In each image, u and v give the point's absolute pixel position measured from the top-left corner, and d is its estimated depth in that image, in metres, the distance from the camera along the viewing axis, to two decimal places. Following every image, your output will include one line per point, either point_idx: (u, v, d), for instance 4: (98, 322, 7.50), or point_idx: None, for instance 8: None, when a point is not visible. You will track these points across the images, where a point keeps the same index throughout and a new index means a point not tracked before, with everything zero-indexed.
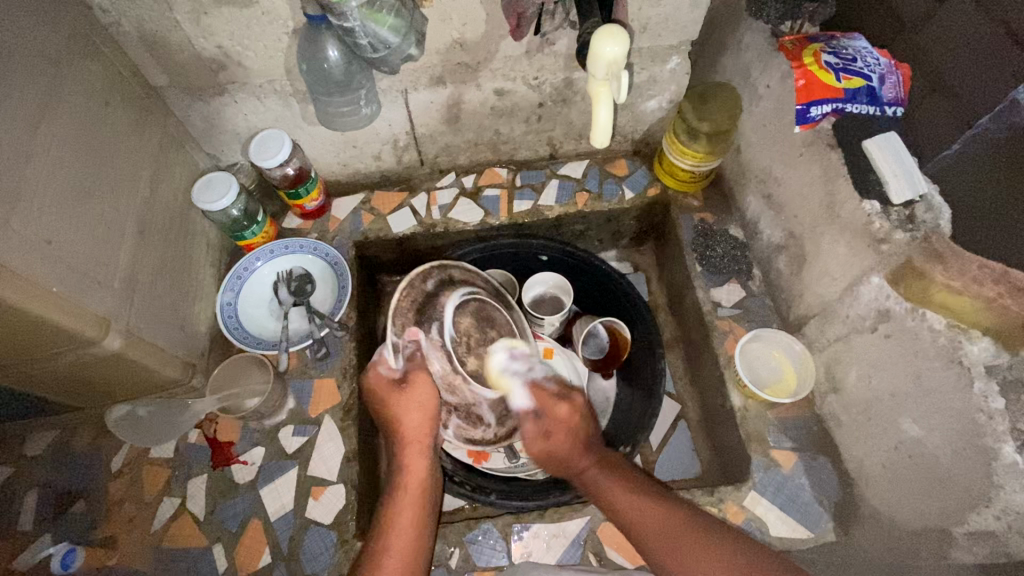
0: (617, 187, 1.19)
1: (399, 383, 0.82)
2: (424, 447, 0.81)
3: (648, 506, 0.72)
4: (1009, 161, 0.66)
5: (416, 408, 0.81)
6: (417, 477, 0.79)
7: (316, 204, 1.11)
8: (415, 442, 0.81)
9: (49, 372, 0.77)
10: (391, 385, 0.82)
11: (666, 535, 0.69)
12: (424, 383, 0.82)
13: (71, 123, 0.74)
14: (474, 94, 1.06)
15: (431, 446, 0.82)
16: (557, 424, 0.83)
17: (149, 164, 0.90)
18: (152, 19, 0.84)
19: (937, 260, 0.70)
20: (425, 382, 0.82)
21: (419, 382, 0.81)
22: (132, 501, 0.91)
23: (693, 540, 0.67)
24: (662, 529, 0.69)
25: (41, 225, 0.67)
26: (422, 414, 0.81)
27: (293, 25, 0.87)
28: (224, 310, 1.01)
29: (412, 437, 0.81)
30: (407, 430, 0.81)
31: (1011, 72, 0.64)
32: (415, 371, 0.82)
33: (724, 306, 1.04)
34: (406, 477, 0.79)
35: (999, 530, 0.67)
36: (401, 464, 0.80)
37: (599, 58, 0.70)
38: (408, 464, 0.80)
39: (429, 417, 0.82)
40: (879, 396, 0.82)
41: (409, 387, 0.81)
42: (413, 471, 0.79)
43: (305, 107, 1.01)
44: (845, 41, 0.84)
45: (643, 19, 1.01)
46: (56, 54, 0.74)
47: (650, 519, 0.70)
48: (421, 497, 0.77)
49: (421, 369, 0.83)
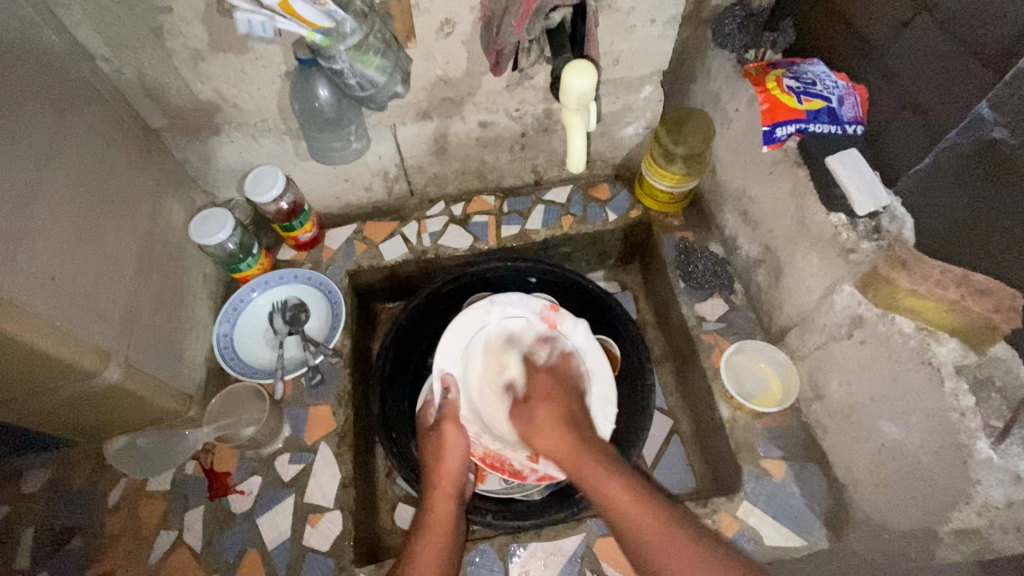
0: (600, 210, 1.23)
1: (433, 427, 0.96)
2: (452, 495, 0.90)
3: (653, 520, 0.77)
4: (974, 172, 0.69)
5: (449, 457, 0.91)
6: (442, 520, 0.87)
7: (309, 236, 1.14)
8: (445, 486, 0.90)
9: (51, 407, 0.79)
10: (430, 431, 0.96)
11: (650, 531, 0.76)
12: (452, 431, 0.93)
13: (74, 166, 0.78)
14: (459, 127, 1.11)
15: (456, 493, 0.91)
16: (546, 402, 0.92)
17: (149, 202, 0.94)
18: (153, 68, 0.90)
19: (900, 266, 0.76)
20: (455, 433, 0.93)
21: (449, 432, 0.93)
22: (129, 536, 0.91)
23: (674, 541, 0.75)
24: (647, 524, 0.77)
25: (46, 263, 0.69)
26: (454, 458, 0.91)
27: (286, 68, 0.93)
28: (220, 341, 1.03)
29: (442, 484, 0.90)
30: (440, 477, 0.91)
31: (969, 93, 0.70)
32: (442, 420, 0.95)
33: (709, 320, 1.07)
34: (433, 524, 0.86)
35: (982, 525, 0.70)
36: (430, 505, 0.89)
37: (569, 90, 0.75)
38: (436, 507, 0.89)
39: (461, 461, 0.91)
40: (859, 400, 0.84)
41: (439, 436, 0.93)
42: (438, 513, 0.88)
43: (298, 144, 1.06)
44: (805, 67, 0.92)
45: (615, 52, 1.06)
46: (62, 102, 0.78)
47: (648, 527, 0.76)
48: (443, 537, 0.85)
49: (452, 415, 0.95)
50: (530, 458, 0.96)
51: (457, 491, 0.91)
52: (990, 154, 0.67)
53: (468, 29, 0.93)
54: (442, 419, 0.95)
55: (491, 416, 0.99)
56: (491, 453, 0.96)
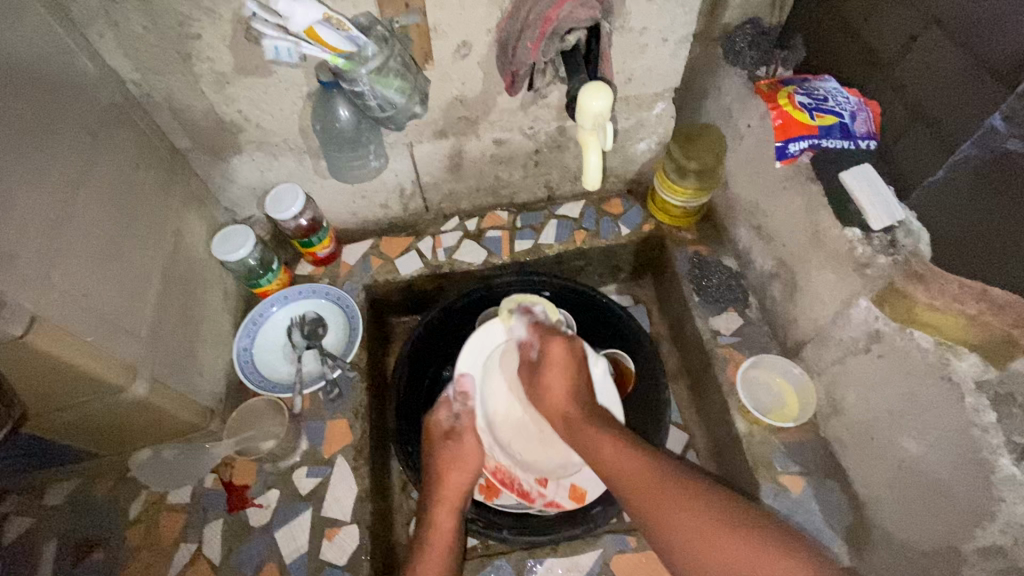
0: (613, 224, 1.25)
1: (450, 436, 0.98)
2: (456, 508, 0.91)
3: (633, 461, 0.75)
4: (995, 185, 0.68)
5: (457, 468, 0.94)
6: (444, 538, 0.88)
7: (327, 251, 1.17)
8: (449, 500, 0.91)
9: (78, 420, 0.80)
10: (444, 439, 0.97)
11: (651, 487, 0.72)
12: (470, 442, 0.97)
13: (107, 187, 0.81)
14: (474, 144, 1.13)
15: (459, 507, 0.92)
16: (555, 371, 0.92)
17: (174, 220, 0.96)
18: (181, 91, 0.93)
19: (917, 281, 0.75)
20: (471, 445, 0.97)
21: (467, 445, 0.96)
22: (149, 549, 0.92)
23: (680, 496, 0.69)
24: (648, 483, 0.72)
25: (79, 279, 0.72)
26: (461, 472, 0.94)
27: (308, 90, 0.96)
28: (240, 355, 1.04)
29: (446, 495, 0.92)
30: (448, 486, 0.92)
31: (979, 105, 0.71)
32: (461, 428, 0.98)
33: (724, 334, 1.07)
34: (434, 534, 0.88)
35: (1006, 543, 0.66)
36: (431, 520, 0.90)
37: (585, 111, 0.77)
38: (435, 521, 0.89)
39: (469, 477, 0.94)
40: (879, 416, 0.83)
41: (456, 448, 0.96)
42: (438, 526, 0.89)
43: (317, 162, 1.09)
44: (816, 83, 0.93)
45: (628, 71, 1.08)
46: (96, 125, 0.82)
47: (637, 469, 0.74)
48: (444, 551, 0.86)
49: (468, 426, 0.99)
50: (538, 480, 0.99)
51: (461, 505, 0.92)
52: (1004, 165, 0.67)
53: (484, 51, 0.95)
54: (460, 427, 0.98)
55: (506, 433, 1.02)
56: (501, 469, 1.00)
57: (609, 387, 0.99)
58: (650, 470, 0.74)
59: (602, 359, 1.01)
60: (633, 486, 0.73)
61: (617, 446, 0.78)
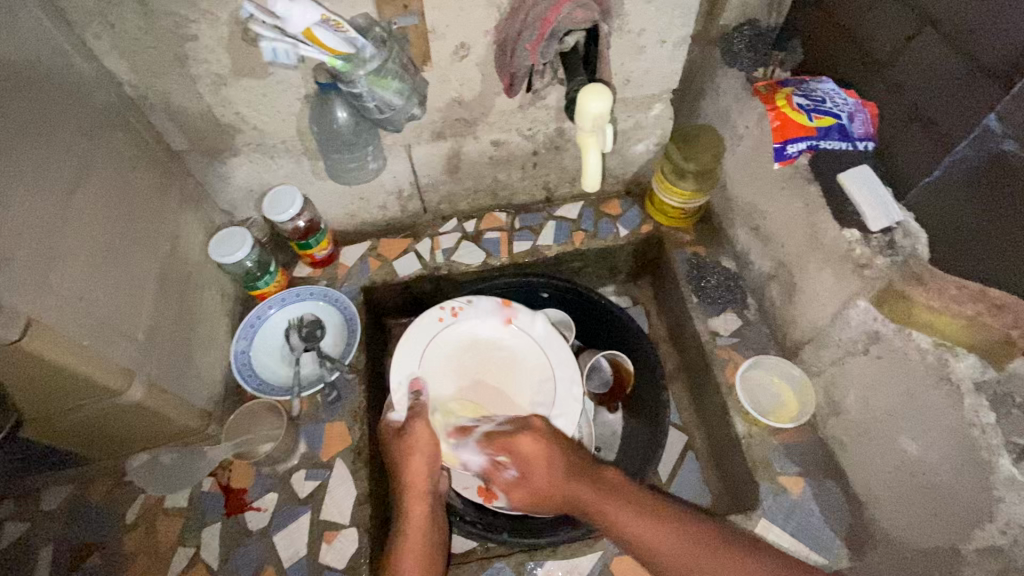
0: (612, 226, 1.24)
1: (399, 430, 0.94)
2: (425, 494, 0.88)
3: (661, 530, 0.74)
4: (992, 186, 0.70)
5: (419, 454, 0.90)
6: (420, 531, 0.85)
7: (325, 253, 1.16)
8: (417, 487, 0.88)
9: (74, 425, 0.80)
10: (396, 435, 0.94)
11: (690, 556, 0.72)
12: (422, 427, 0.92)
13: (103, 189, 0.81)
14: (472, 146, 1.13)
15: (431, 491, 0.89)
16: (530, 463, 0.84)
17: (171, 222, 0.96)
18: (177, 93, 0.92)
19: (916, 283, 0.75)
20: (422, 430, 0.92)
21: (417, 431, 0.92)
22: (146, 553, 0.92)
23: (718, 557, 0.71)
24: (684, 547, 0.72)
25: (74, 284, 0.71)
26: (425, 457, 0.89)
27: (305, 91, 0.95)
28: (237, 358, 1.03)
29: (413, 485, 0.88)
30: (412, 478, 0.88)
31: (976, 104, 0.71)
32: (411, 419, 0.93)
33: (723, 335, 1.07)
34: (412, 528, 0.85)
35: (1005, 543, 0.66)
36: (405, 511, 0.87)
37: (585, 113, 0.77)
38: (410, 514, 0.87)
39: (429, 460, 0.89)
40: (878, 417, 0.83)
41: (409, 437, 0.91)
42: (414, 518, 0.86)
43: (315, 164, 1.09)
44: (815, 84, 0.93)
45: (626, 72, 1.08)
46: (92, 127, 0.81)
47: (669, 540, 0.73)
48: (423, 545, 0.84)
49: (419, 414, 0.94)
50: None
51: (431, 489, 0.89)
52: (998, 166, 0.69)
53: (482, 53, 0.95)
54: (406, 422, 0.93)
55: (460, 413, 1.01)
56: None
57: (554, 340, 1.07)
58: (683, 537, 0.73)
59: (539, 316, 1.09)
60: (663, 552, 0.73)
61: (634, 510, 0.77)
